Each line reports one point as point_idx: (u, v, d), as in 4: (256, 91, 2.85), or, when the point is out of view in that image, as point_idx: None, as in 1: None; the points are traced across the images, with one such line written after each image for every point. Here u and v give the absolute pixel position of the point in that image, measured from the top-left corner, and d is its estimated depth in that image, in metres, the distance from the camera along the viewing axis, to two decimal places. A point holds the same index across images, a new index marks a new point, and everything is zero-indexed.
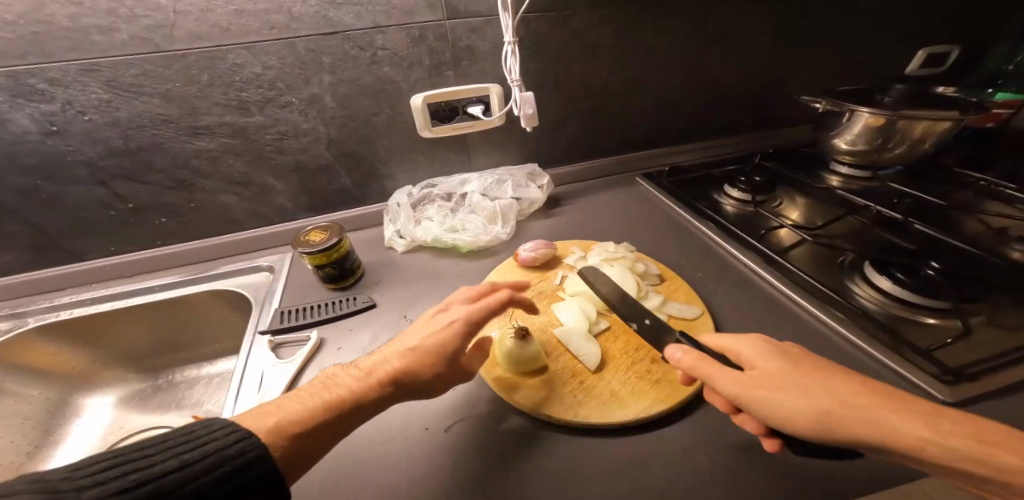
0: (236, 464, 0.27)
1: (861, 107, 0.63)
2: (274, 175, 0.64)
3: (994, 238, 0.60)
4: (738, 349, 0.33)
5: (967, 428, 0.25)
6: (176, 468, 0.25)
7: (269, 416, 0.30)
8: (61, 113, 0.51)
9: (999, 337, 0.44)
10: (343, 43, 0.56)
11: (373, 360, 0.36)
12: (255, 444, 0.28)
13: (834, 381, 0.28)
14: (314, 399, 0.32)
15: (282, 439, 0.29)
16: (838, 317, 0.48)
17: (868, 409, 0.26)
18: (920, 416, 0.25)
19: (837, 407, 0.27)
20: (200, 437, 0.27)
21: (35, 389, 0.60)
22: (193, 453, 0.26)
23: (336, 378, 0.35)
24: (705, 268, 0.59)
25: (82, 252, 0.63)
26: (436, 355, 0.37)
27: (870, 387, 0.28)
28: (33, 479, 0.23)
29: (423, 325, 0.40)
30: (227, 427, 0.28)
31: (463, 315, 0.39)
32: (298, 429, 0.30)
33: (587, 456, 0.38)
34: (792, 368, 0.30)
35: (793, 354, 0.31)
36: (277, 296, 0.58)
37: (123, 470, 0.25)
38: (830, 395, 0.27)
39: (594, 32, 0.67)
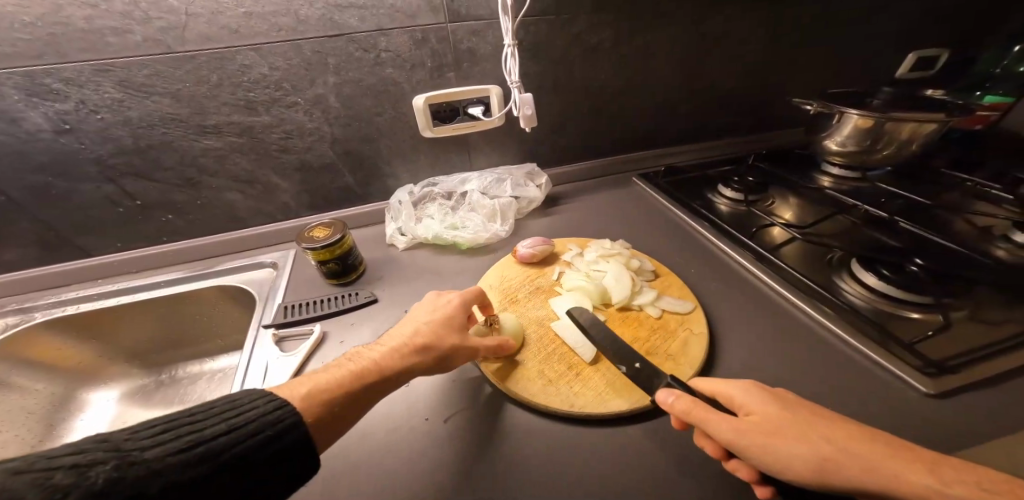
0: (276, 430, 0.29)
1: (850, 109, 0.65)
2: (279, 174, 0.66)
3: (979, 237, 0.62)
4: (728, 393, 0.34)
5: (958, 470, 0.25)
6: (223, 431, 0.27)
7: (302, 385, 0.33)
8: (74, 112, 0.52)
9: (981, 331, 0.46)
10: (348, 45, 0.57)
11: (391, 336, 0.40)
12: (293, 410, 0.30)
13: (823, 425, 0.29)
14: (342, 370, 0.35)
15: (315, 402, 0.31)
16: (826, 312, 0.49)
17: (858, 454, 0.27)
18: (909, 460, 0.26)
19: (827, 453, 0.27)
20: (242, 405, 0.29)
21: (40, 383, 0.61)
22: (238, 419, 0.28)
23: (359, 352, 0.38)
24: (699, 265, 0.61)
25: (90, 248, 0.65)
26: (446, 326, 0.41)
27: (859, 432, 0.28)
28: (98, 439, 0.25)
29: (427, 306, 0.44)
30: (266, 397, 0.31)
31: (458, 296, 0.45)
32: (329, 394, 0.32)
33: (582, 445, 0.39)
34: (781, 412, 0.30)
35: (783, 398, 0.32)
36: (281, 291, 0.59)
37: (176, 433, 0.27)
38: (818, 440, 0.28)
39: (593, 36, 0.69)
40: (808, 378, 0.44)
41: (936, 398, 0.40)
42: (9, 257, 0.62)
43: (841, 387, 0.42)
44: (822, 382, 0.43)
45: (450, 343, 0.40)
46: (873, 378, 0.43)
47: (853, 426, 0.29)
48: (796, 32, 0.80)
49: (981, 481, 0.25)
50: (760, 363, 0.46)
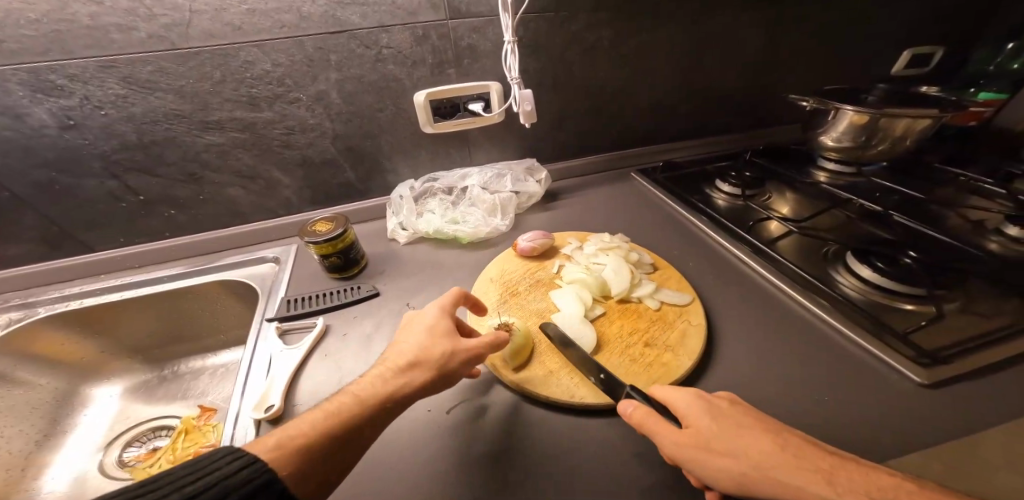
0: (244, 492, 0.27)
1: (845, 106, 0.65)
2: (281, 169, 0.66)
3: (972, 231, 0.63)
4: (676, 403, 0.35)
5: (862, 484, 0.28)
6: (187, 496, 0.26)
7: (274, 439, 0.31)
8: (79, 108, 0.53)
9: (972, 322, 0.46)
10: (350, 41, 0.58)
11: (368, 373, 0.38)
12: (261, 468, 0.28)
13: (754, 440, 0.30)
14: (317, 416, 0.33)
15: (286, 458, 0.30)
16: (823, 305, 0.50)
17: (781, 473, 0.28)
18: (823, 476, 0.28)
19: (755, 470, 0.29)
20: (206, 467, 0.28)
21: (44, 378, 0.61)
22: (200, 483, 0.27)
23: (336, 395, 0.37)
24: (697, 258, 0.62)
25: (93, 244, 0.65)
26: (426, 351, 0.39)
27: (784, 445, 0.30)
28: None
29: (405, 331, 0.42)
30: (233, 454, 0.29)
31: (436, 311, 0.43)
32: (302, 446, 0.31)
33: (581, 435, 0.40)
34: (720, 426, 0.32)
35: (725, 409, 0.33)
36: (284, 286, 0.60)
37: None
38: (748, 457, 0.29)
39: (592, 33, 0.69)
40: (804, 368, 0.45)
41: (929, 388, 0.41)
42: (12, 252, 0.62)
43: (837, 377, 0.43)
44: (817, 372, 0.44)
45: (437, 368, 0.39)
46: (867, 368, 0.44)
47: (781, 438, 0.31)
48: (793, 30, 0.81)
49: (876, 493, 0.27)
50: (757, 354, 0.46)
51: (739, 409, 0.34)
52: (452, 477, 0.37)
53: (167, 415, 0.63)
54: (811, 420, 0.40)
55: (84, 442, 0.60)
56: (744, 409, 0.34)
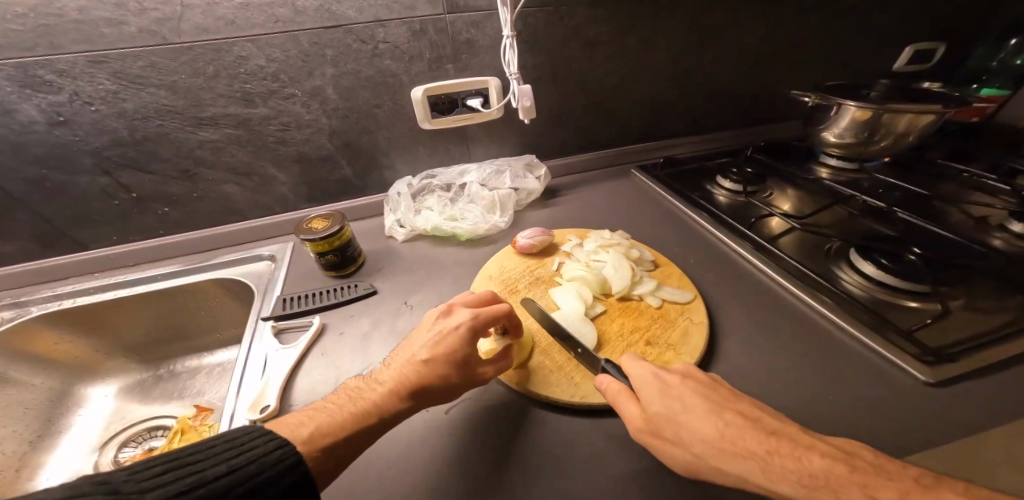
0: (276, 471, 0.29)
1: (847, 101, 0.65)
2: (276, 165, 0.65)
3: (974, 227, 0.63)
4: (638, 387, 0.37)
5: (795, 469, 0.28)
6: (226, 471, 0.28)
7: (303, 426, 0.33)
8: (69, 104, 0.52)
9: (978, 319, 0.46)
10: (346, 36, 0.57)
11: (392, 372, 0.39)
12: (293, 452, 0.31)
13: (695, 427, 0.32)
14: (341, 411, 0.35)
15: (315, 450, 0.32)
16: (825, 301, 0.49)
17: (721, 461, 0.30)
18: (759, 463, 0.29)
19: (701, 457, 0.31)
20: (243, 445, 0.30)
21: (37, 378, 0.60)
22: (237, 459, 0.29)
23: (361, 391, 0.38)
24: (698, 255, 0.61)
25: (86, 242, 0.64)
26: (450, 359, 0.39)
27: (725, 431, 0.31)
28: (94, 482, 0.25)
29: (431, 331, 0.42)
30: (267, 435, 0.31)
31: (469, 317, 0.42)
32: (329, 441, 0.33)
33: (583, 436, 0.39)
34: (671, 414, 0.33)
35: (676, 394, 0.35)
36: (279, 284, 0.59)
37: (177, 475, 0.27)
38: (694, 446, 0.32)
39: (592, 28, 0.68)
40: (808, 367, 0.44)
41: (934, 387, 0.40)
42: (3, 251, 0.61)
43: (842, 375, 0.43)
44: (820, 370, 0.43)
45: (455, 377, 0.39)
46: (871, 367, 0.43)
47: (724, 422, 0.32)
48: (795, 25, 0.80)
49: (809, 480, 0.28)
50: (760, 352, 0.46)
51: (690, 391, 0.35)
52: (450, 478, 0.36)
53: (163, 415, 0.63)
54: (814, 418, 0.39)
55: (79, 442, 0.59)
56: (697, 392, 0.35)
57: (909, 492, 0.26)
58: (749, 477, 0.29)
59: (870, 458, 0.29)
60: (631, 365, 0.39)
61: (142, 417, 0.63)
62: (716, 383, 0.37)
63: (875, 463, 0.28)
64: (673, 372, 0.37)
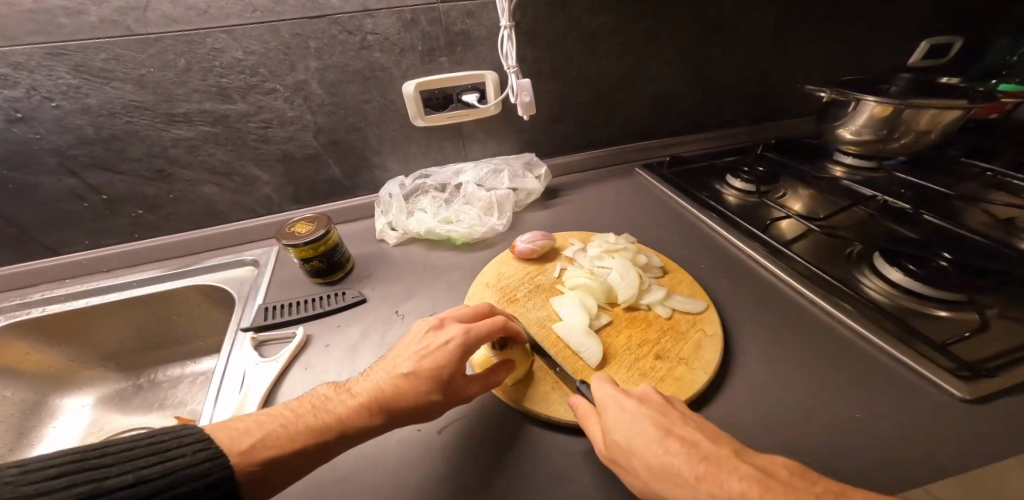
0: (195, 486, 0.27)
1: (866, 96, 0.61)
2: (258, 165, 0.62)
3: (997, 228, 0.59)
4: (602, 408, 0.34)
5: (718, 496, 0.26)
6: (134, 481, 0.26)
7: (248, 436, 0.30)
8: (27, 99, 0.48)
9: (1014, 330, 0.42)
10: (330, 27, 0.53)
11: (367, 386, 0.35)
12: (222, 466, 0.28)
13: (640, 453, 0.30)
14: (299, 424, 0.32)
15: (251, 464, 0.28)
16: (846, 310, 0.46)
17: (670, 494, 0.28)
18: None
19: (653, 489, 0.29)
20: (166, 453, 0.27)
21: (8, 390, 0.56)
22: (153, 470, 0.27)
23: (326, 401, 0.34)
24: (706, 259, 0.58)
25: (56, 246, 0.61)
26: (432, 377, 0.35)
27: (664, 457, 0.29)
28: None
29: (418, 345, 0.38)
30: (199, 443, 0.29)
31: (460, 334, 0.38)
32: (271, 454, 0.29)
33: (590, 459, 0.36)
34: (626, 441, 0.31)
35: (628, 417, 0.32)
36: (262, 291, 0.55)
37: (75, 481, 0.25)
38: (646, 476, 0.29)
39: (592, 19, 0.64)
40: (831, 381, 0.40)
41: (971, 403, 0.37)
42: None
43: (869, 390, 0.39)
44: (847, 385, 0.40)
45: (434, 394, 0.35)
46: (900, 380, 0.40)
47: (665, 448, 0.29)
48: (807, 17, 0.76)
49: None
50: (780, 366, 0.42)
51: (641, 416, 0.32)
52: None
53: (142, 426, 0.60)
54: (840, 440, 0.35)
55: None
56: (648, 415, 0.32)
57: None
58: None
59: (784, 477, 0.26)
60: (600, 385, 0.35)
61: (122, 429, 0.60)
62: (675, 406, 0.33)
63: (788, 482, 0.26)
64: (632, 396, 0.34)
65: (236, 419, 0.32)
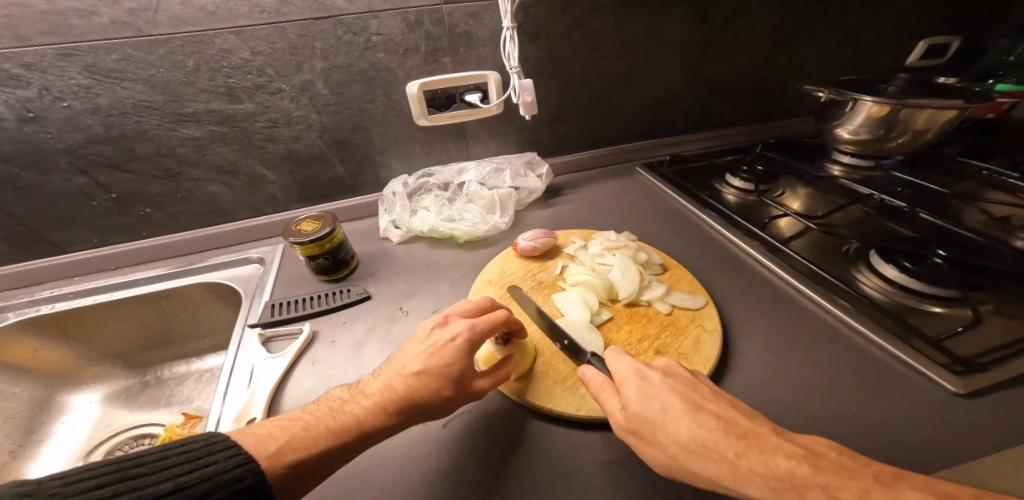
0: (230, 491, 0.27)
1: (864, 96, 0.62)
2: (264, 164, 0.62)
3: (994, 226, 0.60)
4: (624, 382, 0.34)
5: (762, 472, 0.26)
6: (172, 489, 0.26)
7: (271, 440, 0.31)
8: (39, 99, 0.49)
9: (1008, 326, 0.43)
10: (335, 28, 0.54)
11: (379, 386, 0.36)
12: (254, 471, 0.28)
13: (672, 427, 0.30)
14: (319, 427, 0.32)
15: (279, 467, 0.29)
16: (845, 306, 0.47)
17: (698, 463, 0.28)
18: (731, 466, 0.27)
19: (679, 460, 0.29)
20: (198, 460, 0.28)
21: (17, 386, 0.57)
22: (188, 476, 0.27)
23: (342, 403, 0.35)
24: (706, 257, 0.59)
25: (65, 244, 0.61)
26: (443, 374, 0.36)
27: (697, 433, 0.29)
28: (19, 494, 0.23)
29: (425, 343, 0.39)
30: (229, 449, 0.29)
31: (466, 329, 0.39)
32: (297, 457, 0.30)
33: (593, 452, 0.36)
34: (655, 414, 0.31)
35: (654, 393, 0.33)
36: (268, 288, 0.56)
37: (115, 491, 0.25)
38: (673, 447, 0.30)
39: (594, 20, 0.65)
40: (830, 377, 0.41)
41: (964, 397, 0.38)
42: None
43: (866, 385, 0.40)
44: (845, 381, 0.41)
45: (447, 390, 0.36)
46: (896, 375, 0.41)
47: (698, 424, 0.30)
48: (806, 17, 0.77)
49: (777, 482, 0.26)
50: (778, 361, 0.43)
51: (669, 392, 0.32)
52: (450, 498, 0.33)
53: (150, 422, 0.60)
54: (838, 434, 0.36)
55: (62, 453, 0.57)
56: (676, 391, 0.32)
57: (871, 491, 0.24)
58: (722, 481, 0.27)
59: (833, 456, 0.27)
60: (619, 360, 0.36)
61: (129, 425, 0.60)
62: (699, 383, 0.34)
63: (836, 460, 0.27)
64: (654, 370, 0.35)
65: (258, 425, 0.32)
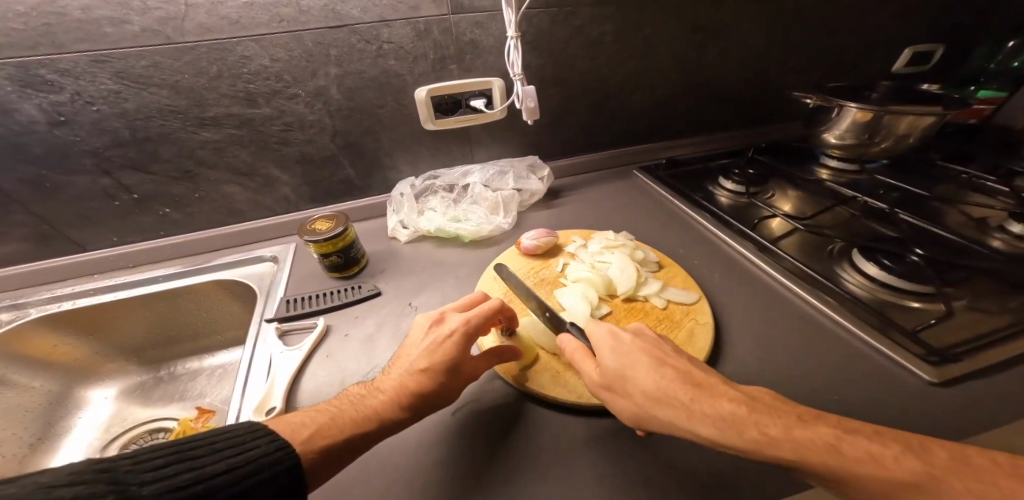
0: (272, 471, 0.30)
1: (848, 103, 0.65)
2: (278, 166, 0.65)
3: (973, 227, 0.63)
4: (599, 343, 0.39)
5: (711, 413, 0.32)
6: (223, 469, 0.28)
7: (303, 428, 0.33)
8: (70, 104, 0.51)
9: (980, 319, 0.46)
10: (350, 36, 0.57)
11: (391, 381, 0.39)
12: (290, 455, 0.31)
13: (638, 381, 0.35)
14: (344, 419, 0.35)
15: (312, 451, 0.32)
16: (829, 302, 0.50)
17: (661, 410, 0.33)
18: (683, 410, 0.32)
19: (646, 409, 0.34)
20: (244, 444, 0.30)
21: (36, 380, 0.59)
22: (237, 458, 0.29)
23: (361, 398, 0.37)
24: (701, 256, 0.61)
25: (85, 242, 0.64)
26: (443, 368, 0.39)
27: (667, 385, 0.34)
28: (100, 469, 0.26)
29: (425, 341, 0.42)
30: (268, 436, 0.32)
31: (461, 324, 0.42)
32: (327, 442, 0.33)
33: (594, 439, 0.39)
34: (621, 369, 0.36)
35: (627, 352, 0.37)
36: (283, 285, 0.59)
37: (176, 470, 0.27)
38: (640, 398, 0.34)
39: (594, 28, 0.68)
40: (813, 369, 0.44)
41: (939, 386, 0.41)
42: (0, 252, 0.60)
43: (849, 376, 0.43)
44: (829, 370, 0.43)
45: (451, 382, 0.39)
46: (871, 363, 0.44)
47: (667, 377, 0.35)
48: (796, 27, 0.80)
49: (721, 421, 0.31)
50: (768, 353, 0.46)
51: (636, 350, 0.37)
52: (462, 476, 0.36)
53: (162, 417, 0.62)
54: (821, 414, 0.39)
55: (78, 446, 0.58)
56: (642, 350, 0.37)
57: (791, 426, 0.30)
58: (679, 423, 0.32)
59: (767, 399, 0.32)
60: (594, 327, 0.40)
61: (143, 419, 0.62)
62: (664, 344, 0.39)
63: (770, 403, 0.32)
64: (627, 332, 0.40)
65: (290, 415, 0.35)
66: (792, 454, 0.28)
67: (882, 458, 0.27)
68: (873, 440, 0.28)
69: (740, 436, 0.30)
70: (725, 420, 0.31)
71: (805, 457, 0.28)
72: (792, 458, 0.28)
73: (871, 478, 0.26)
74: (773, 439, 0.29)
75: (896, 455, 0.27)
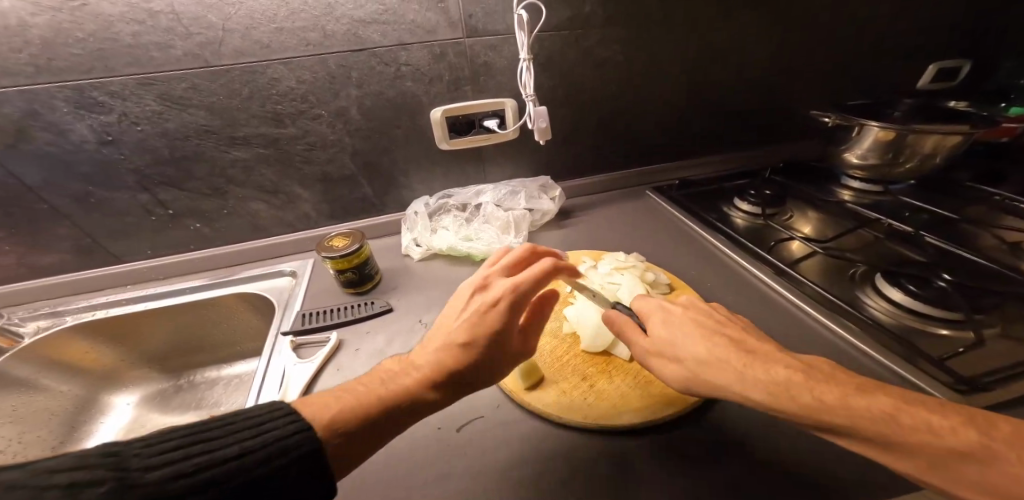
0: (289, 457, 0.28)
1: (871, 122, 0.64)
2: (301, 184, 0.68)
3: (1007, 251, 0.60)
4: (648, 313, 0.41)
5: (764, 377, 0.32)
6: (235, 454, 0.27)
7: (329, 407, 0.32)
8: (118, 124, 0.56)
9: (1014, 349, 0.43)
10: (370, 58, 0.60)
11: (428, 357, 0.37)
12: (312, 437, 0.29)
13: (689, 350, 0.36)
14: (373, 395, 0.33)
15: (338, 434, 0.30)
16: (851, 328, 0.48)
17: (715, 374, 0.34)
18: (733, 371, 0.33)
19: (695, 373, 0.35)
20: (261, 426, 0.29)
21: (66, 385, 0.62)
22: (252, 441, 0.28)
23: (394, 374, 0.36)
24: (714, 278, 0.60)
25: (121, 253, 0.67)
26: (485, 341, 0.38)
27: (717, 350, 0.35)
28: (107, 453, 0.25)
29: (467, 311, 0.41)
30: (289, 416, 0.30)
31: (509, 289, 0.39)
32: (355, 424, 0.31)
33: (601, 461, 0.37)
34: (669, 335, 0.38)
35: (675, 322, 0.39)
36: (300, 299, 0.61)
37: (186, 453, 0.26)
38: (690, 365, 0.35)
39: (605, 49, 0.70)
40: None
41: None
42: (45, 261, 0.64)
43: None
44: None
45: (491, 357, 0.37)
46: None
47: (716, 344, 0.36)
48: (807, 44, 0.80)
49: (773, 384, 0.31)
50: None
51: (687, 321, 0.39)
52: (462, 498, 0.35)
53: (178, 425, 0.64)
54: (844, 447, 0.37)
55: None
56: (693, 321, 0.39)
57: (848, 394, 0.29)
58: (731, 387, 0.32)
59: (827, 370, 0.32)
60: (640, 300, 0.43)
61: (160, 426, 0.64)
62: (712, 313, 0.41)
63: (828, 372, 0.32)
64: (677, 305, 0.41)
65: (315, 396, 0.33)
66: (844, 420, 0.28)
67: (941, 430, 0.26)
68: (933, 411, 0.27)
69: (792, 401, 0.30)
70: (779, 387, 0.31)
71: (858, 423, 0.28)
72: (845, 423, 0.28)
73: (931, 448, 0.26)
74: (827, 405, 0.29)
75: (954, 427, 0.26)
